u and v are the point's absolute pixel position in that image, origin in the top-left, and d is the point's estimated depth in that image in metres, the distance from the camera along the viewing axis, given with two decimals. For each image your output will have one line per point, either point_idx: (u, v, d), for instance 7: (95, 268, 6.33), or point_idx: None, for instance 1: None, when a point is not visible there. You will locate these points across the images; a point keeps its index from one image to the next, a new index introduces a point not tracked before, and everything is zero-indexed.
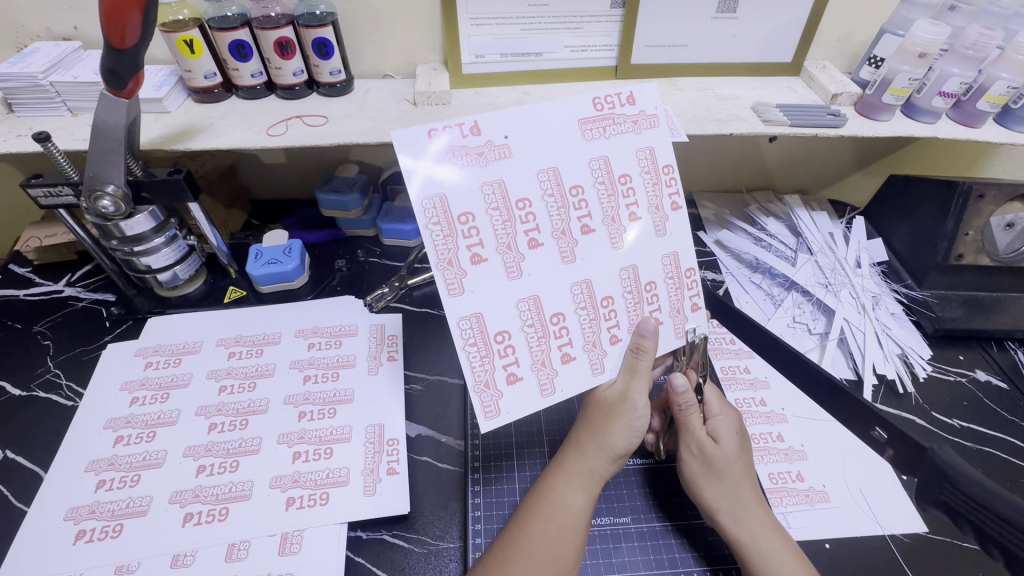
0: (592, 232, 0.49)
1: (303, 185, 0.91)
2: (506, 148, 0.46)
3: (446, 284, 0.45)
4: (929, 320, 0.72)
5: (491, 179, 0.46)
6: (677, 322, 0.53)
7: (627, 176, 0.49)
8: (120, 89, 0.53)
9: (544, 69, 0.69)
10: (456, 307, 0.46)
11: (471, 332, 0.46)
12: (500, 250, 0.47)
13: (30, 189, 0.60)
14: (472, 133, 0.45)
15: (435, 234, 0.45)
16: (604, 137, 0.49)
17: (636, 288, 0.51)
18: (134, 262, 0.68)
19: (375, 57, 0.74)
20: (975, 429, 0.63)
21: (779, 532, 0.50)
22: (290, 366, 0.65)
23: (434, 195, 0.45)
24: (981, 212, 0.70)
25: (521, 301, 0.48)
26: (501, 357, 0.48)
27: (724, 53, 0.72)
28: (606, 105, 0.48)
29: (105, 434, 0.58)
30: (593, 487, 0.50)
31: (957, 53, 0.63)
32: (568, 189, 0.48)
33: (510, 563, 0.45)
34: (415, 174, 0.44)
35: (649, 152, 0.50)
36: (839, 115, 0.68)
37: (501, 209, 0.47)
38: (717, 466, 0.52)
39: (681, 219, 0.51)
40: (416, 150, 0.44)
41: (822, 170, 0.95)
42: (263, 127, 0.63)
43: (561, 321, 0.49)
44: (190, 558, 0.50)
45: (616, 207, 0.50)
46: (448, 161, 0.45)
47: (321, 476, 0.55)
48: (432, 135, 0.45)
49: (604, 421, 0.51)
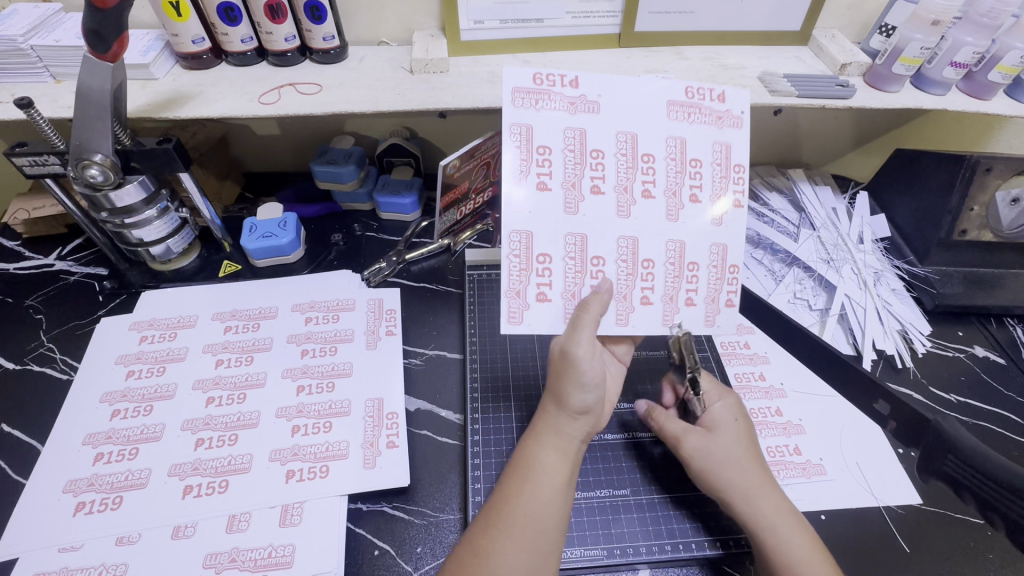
0: (651, 198, 0.50)
1: (297, 158, 0.89)
2: (596, 105, 0.49)
3: (510, 198, 0.48)
4: (929, 296, 0.72)
5: (575, 126, 0.48)
6: (666, 309, 0.52)
7: (698, 161, 0.50)
8: (105, 52, 0.51)
9: (545, 36, 0.67)
10: (511, 221, 0.48)
11: (518, 246, 0.48)
12: (565, 186, 0.48)
13: (15, 158, 0.58)
14: (571, 85, 0.48)
15: (514, 154, 0.47)
16: (686, 121, 0.50)
17: (631, 260, 0.50)
18: (126, 235, 0.66)
19: (370, 22, 0.71)
20: (973, 404, 0.63)
21: (793, 514, 0.49)
22: (287, 341, 0.64)
23: (523, 125, 0.47)
24: (986, 186, 0.69)
25: (569, 234, 0.49)
26: (539, 276, 0.49)
27: (732, 21, 0.69)
28: (696, 95, 0.50)
29: (102, 407, 0.58)
30: (565, 447, 0.49)
31: (971, 21, 0.61)
32: (639, 155, 0.49)
33: (495, 525, 0.44)
34: (512, 103, 0.47)
35: (724, 148, 0.51)
36: (848, 85, 0.66)
37: (577, 152, 0.48)
38: (716, 454, 0.52)
39: (740, 216, 0.51)
40: (520, 87, 0.47)
41: (827, 143, 0.93)
42: (255, 95, 0.61)
43: (599, 264, 0.50)
44: (191, 530, 0.50)
45: (680, 182, 0.50)
46: (547, 99, 0.48)
47: (321, 448, 0.55)
48: (536, 78, 0.48)
49: (558, 381, 0.50)
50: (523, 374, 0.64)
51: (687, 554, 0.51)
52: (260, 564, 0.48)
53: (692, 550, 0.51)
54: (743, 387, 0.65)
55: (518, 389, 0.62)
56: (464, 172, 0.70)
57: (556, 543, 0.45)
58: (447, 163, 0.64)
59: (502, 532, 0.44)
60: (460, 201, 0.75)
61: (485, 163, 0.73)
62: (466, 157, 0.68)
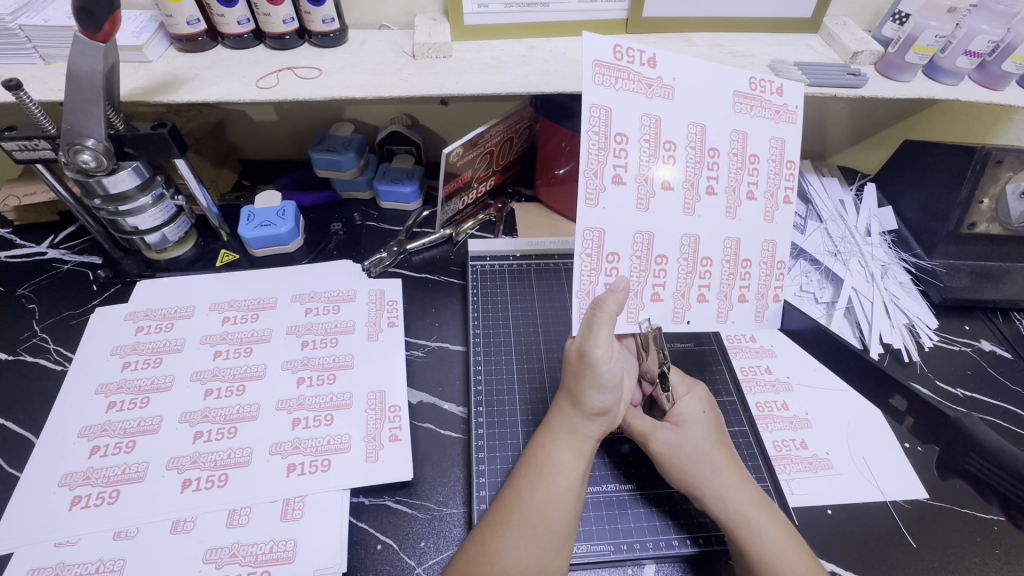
0: (714, 195, 0.49)
1: (294, 146, 0.87)
2: (671, 91, 0.46)
3: (586, 192, 0.46)
4: (937, 289, 0.71)
5: (652, 113, 0.46)
6: (721, 307, 0.52)
7: (755, 157, 0.50)
8: (97, 33, 0.49)
9: (550, 21, 0.65)
10: (586, 217, 0.46)
11: (591, 244, 0.47)
12: (638, 179, 0.47)
13: (4, 142, 0.56)
14: (650, 64, 0.46)
15: (593, 142, 0.45)
16: (748, 114, 0.49)
17: (692, 258, 0.50)
18: (120, 222, 0.65)
19: (371, 5, 0.69)
20: (979, 398, 0.63)
21: (765, 506, 0.48)
22: (287, 332, 0.63)
23: (603, 107, 0.45)
24: (997, 179, 0.68)
25: (637, 232, 0.48)
26: (607, 275, 0.48)
27: (741, 7, 0.67)
28: (758, 88, 0.49)
29: (98, 399, 0.57)
30: (581, 447, 0.48)
31: (987, 9, 0.59)
32: (707, 149, 0.48)
33: (503, 524, 0.44)
34: (593, 80, 0.44)
35: (779, 143, 0.50)
36: (860, 74, 0.64)
37: (652, 142, 0.47)
38: (686, 449, 0.51)
39: (790, 214, 0.52)
40: (600, 60, 0.44)
41: (835, 132, 0.92)
42: (253, 79, 0.59)
43: (663, 263, 0.49)
44: (191, 524, 0.49)
45: (739, 179, 0.50)
46: (629, 80, 0.45)
47: (322, 442, 0.54)
48: (617, 52, 0.45)
49: (575, 381, 0.48)
50: (527, 366, 0.63)
51: (695, 549, 0.51)
52: (261, 559, 0.47)
53: (698, 545, 0.51)
54: (749, 381, 0.64)
55: (523, 377, 0.62)
56: (466, 160, 0.69)
57: (565, 545, 0.44)
58: (449, 151, 0.63)
59: (512, 530, 0.43)
60: (462, 190, 0.73)
61: (487, 152, 0.71)
62: (470, 145, 0.67)
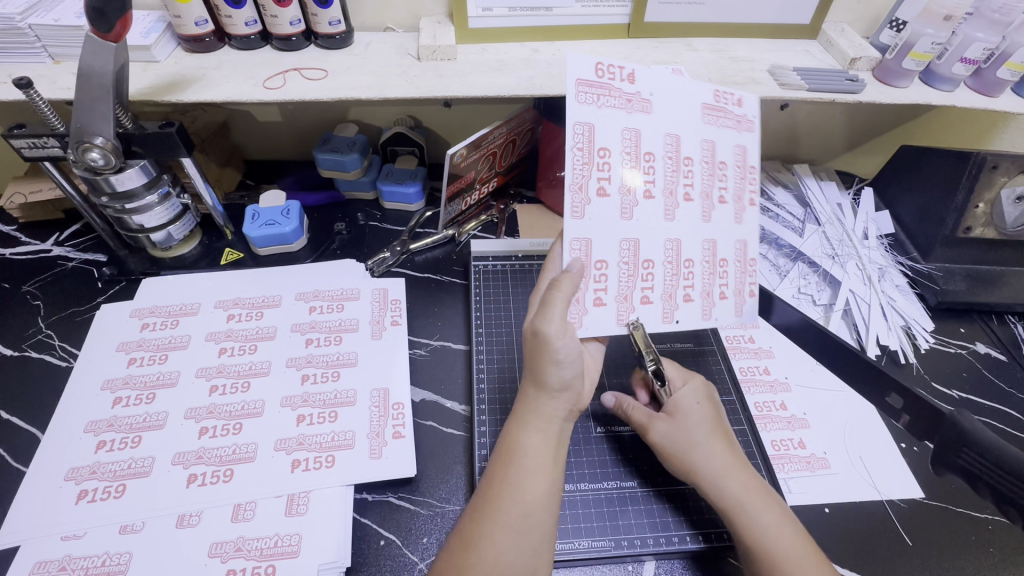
0: (691, 201, 0.51)
1: (299, 146, 0.88)
2: (649, 105, 0.48)
3: (572, 205, 0.47)
4: (933, 292, 0.72)
5: (631, 127, 0.48)
6: (704, 305, 0.53)
7: (724, 163, 0.52)
8: (108, 32, 0.49)
9: (553, 25, 0.66)
10: (573, 228, 0.47)
11: (578, 253, 0.48)
12: (621, 190, 0.49)
13: (13, 140, 0.56)
14: (629, 80, 0.48)
15: (577, 157, 0.46)
16: (714, 125, 0.51)
17: (676, 261, 0.51)
18: (127, 220, 0.65)
19: (376, 8, 0.70)
20: (973, 400, 0.64)
21: (763, 490, 0.49)
22: (291, 330, 0.64)
23: (585, 124, 0.46)
24: (992, 184, 0.69)
25: (624, 239, 0.49)
26: (595, 281, 0.49)
27: (741, 13, 0.68)
28: (721, 100, 0.52)
29: (104, 395, 0.57)
30: (548, 428, 0.48)
31: (983, 17, 0.61)
32: (681, 158, 0.50)
33: (483, 515, 0.43)
34: (577, 99, 0.46)
35: (741, 151, 0.52)
36: (858, 80, 0.65)
37: (631, 155, 0.48)
38: (679, 439, 0.52)
39: (757, 215, 0.53)
40: (582, 79, 0.46)
41: (834, 137, 0.93)
42: (260, 79, 0.60)
43: (650, 267, 0.50)
44: (196, 519, 0.49)
45: (711, 185, 0.51)
46: (609, 96, 0.47)
47: (327, 439, 0.55)
48: (598, 71, 0.47)
49: (534, 361, 0.48)
50: None
51: (695, 546, 0.51)
52: (266, 553, 0.48)
53: (697, 542, 0.51)
54: (746, 382, 0.65)
55: None
56: (469, 161, 0.69)
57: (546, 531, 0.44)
58: (453, 152, 0.64)
59: (491, 519, 0.43)
60: (465, 191, 0.74)
61: (490, 153, 0.72)
62: (472, 147, 0.68)
